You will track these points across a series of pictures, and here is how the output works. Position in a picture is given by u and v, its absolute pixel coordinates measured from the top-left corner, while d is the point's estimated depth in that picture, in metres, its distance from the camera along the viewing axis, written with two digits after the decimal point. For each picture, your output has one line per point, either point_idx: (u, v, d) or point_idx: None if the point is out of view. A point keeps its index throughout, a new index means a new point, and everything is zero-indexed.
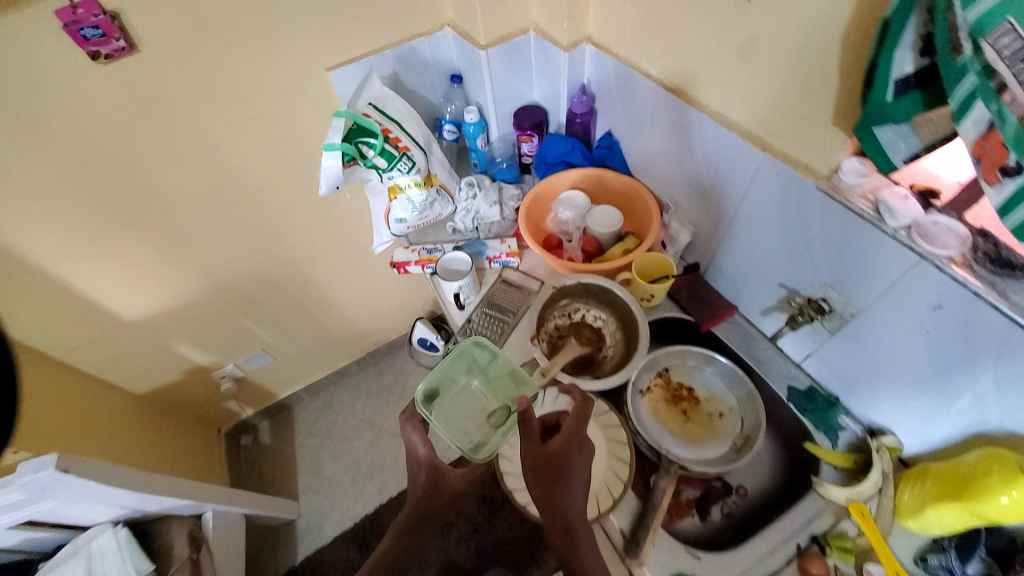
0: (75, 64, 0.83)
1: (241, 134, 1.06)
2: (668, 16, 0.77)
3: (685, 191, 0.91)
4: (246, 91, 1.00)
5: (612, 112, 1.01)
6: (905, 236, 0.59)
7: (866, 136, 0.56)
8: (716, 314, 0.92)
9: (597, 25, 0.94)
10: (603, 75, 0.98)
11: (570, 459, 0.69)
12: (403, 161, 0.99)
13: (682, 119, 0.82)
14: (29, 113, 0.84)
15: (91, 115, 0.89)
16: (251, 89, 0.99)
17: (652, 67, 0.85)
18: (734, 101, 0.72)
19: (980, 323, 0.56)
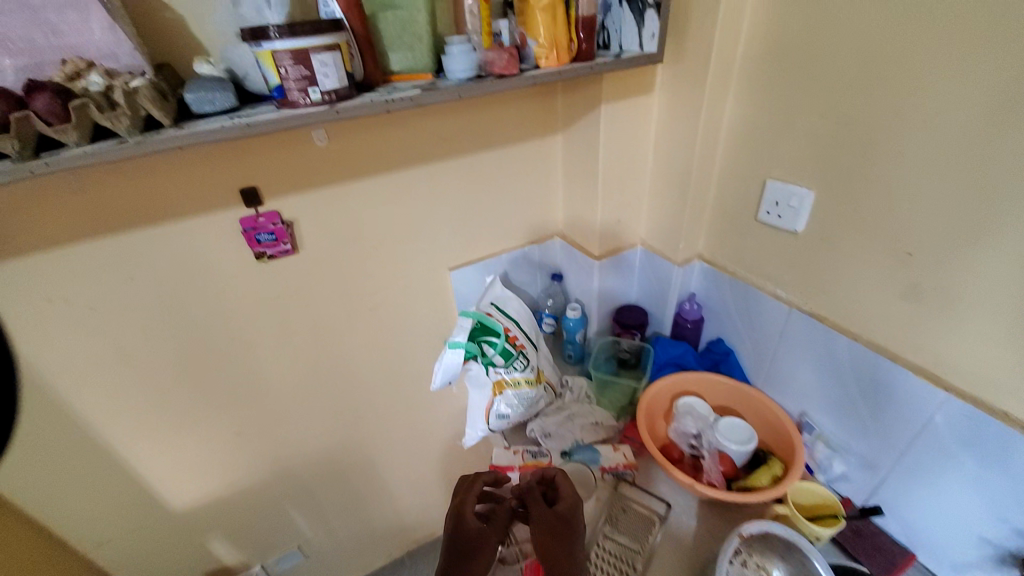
0: (235, 260, 0.86)
1: (360, 327, 1.05)
2: (800, 249, 0.83)
3: (829, 411, 0.86)
4: (376, 285, 1.03)
5: (727, 321, 1.02)
6: None
7: None
8: (897, 563, 0.78)
9: (708, 245, 1.02)
10: (715, 288, 1.02)
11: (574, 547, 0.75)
12: (520, 359, 0.98)
13: (827, 341, 0.82)
14: (185, 289, 0.86)
15: (242, 298, 0.91)
16: (384, 277, 1.03)
17: (778, 287, 0.89)
18: (902, 334, 0.73)
19: None
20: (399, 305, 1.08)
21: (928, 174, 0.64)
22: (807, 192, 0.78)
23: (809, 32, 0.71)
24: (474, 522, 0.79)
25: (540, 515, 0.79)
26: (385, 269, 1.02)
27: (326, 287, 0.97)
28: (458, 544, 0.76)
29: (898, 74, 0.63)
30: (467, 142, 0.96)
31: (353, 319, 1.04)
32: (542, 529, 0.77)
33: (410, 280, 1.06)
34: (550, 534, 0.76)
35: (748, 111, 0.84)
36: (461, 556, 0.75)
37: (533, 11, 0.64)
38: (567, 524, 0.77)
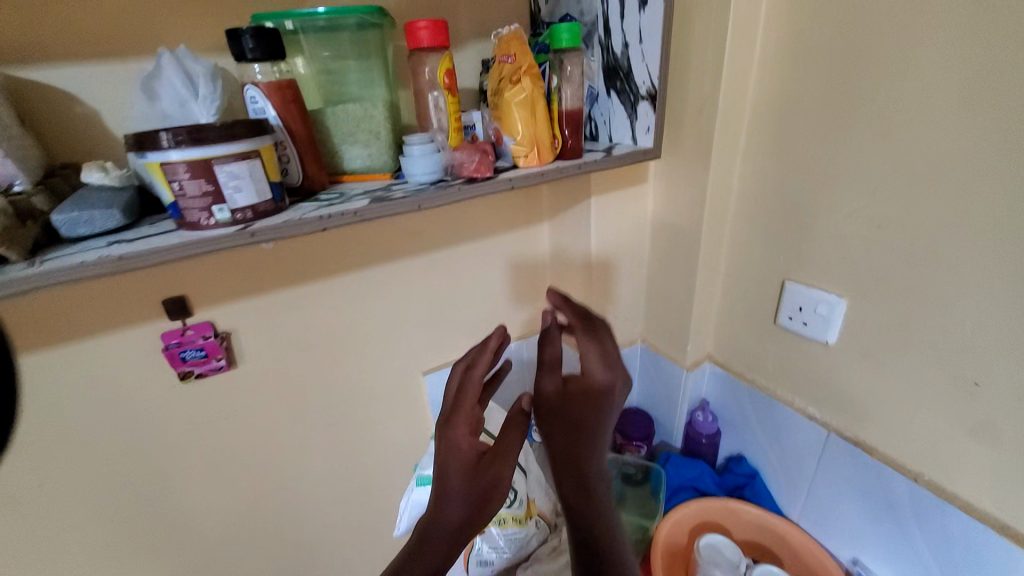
0: (151, 385, 0.69)
1: (312, 451, 0.87)
2: (836, 363, 0.70)
3: (890, 561, 0.70)
4: (332, 401, 0.86)
5: (747, 436, 0.87)
6: None
7: None
8: None
9: (718, 346, 0.88)
10: (731, 396, 0.88)
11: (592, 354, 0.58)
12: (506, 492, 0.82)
13: (876, 478, 0.69)
14: (79, 425, 0.67)
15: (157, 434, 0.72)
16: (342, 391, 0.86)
17: (810, 404, 0.75)
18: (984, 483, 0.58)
19: None
20: (358, 422, 0.90)
21: (997, 292, 0.53)
22: (837, 299, 0.67)
23: (823, 126, 0.63)
24: (471, 443, 0.52)
25: (541, 390, 0.55)
26: (344, 381, 0.86)
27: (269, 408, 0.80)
28: (442, 520, 0.47)
29: (940, 174, 0.54)
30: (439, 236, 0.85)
31: (302, 443, 0.85)
32: (550, 422, 0.52)
33: (374, 392, 0.90)
34: (562, 424, 0.51)
35: (755, 205, 0.75)
36: (461, 490, 0.48)
37: (509, 105, 0.54)
38: (592, 402, 0.53)
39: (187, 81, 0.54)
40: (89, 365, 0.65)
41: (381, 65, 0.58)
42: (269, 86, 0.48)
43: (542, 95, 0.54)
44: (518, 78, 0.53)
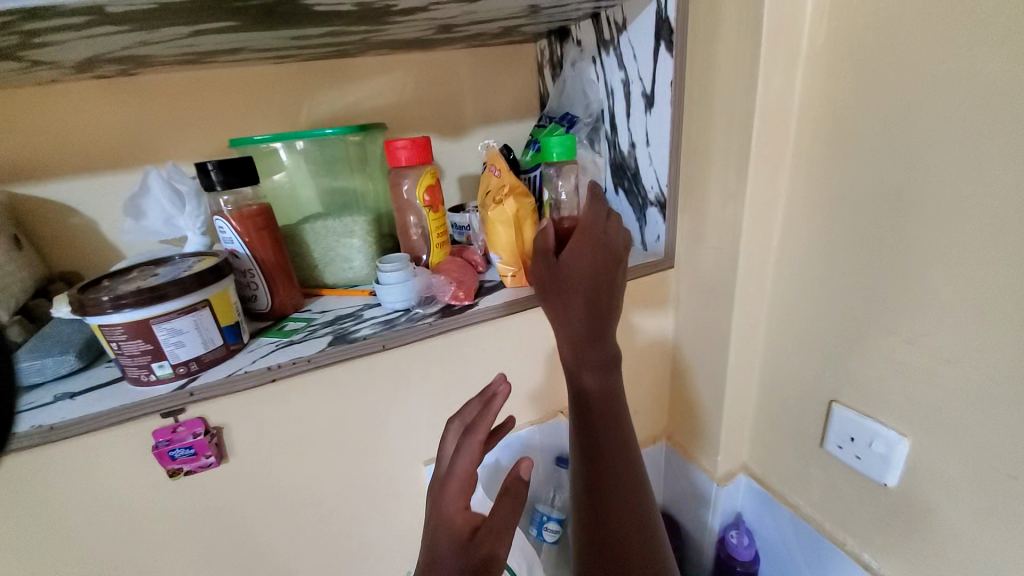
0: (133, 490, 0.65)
1: (303, 548, 0.81)
2: (899, 513, 0.57)
3: None
4: (326, 497, 0.80)
5: (791, 569, 0.73)
6: None
7: None
8: None
9: (755, 457, 0.76)
10: (770, 520, 0.75)
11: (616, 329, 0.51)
12: None
13: None
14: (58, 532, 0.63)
15: (139, 543, 0.68)
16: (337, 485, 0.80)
17: (868, 553, 0.62)
18: None
19: None
20: (353, 518, 0.84)
21: None
22: (898, 436, 0.55)
23: (876, 236, 0.52)
24: (465, 515, 0.48)
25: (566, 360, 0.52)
26: (339, 475, 0.80)
27: (259, 506, 0.75)
28: None
29: None
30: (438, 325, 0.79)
31: (292, 543, 0.80)
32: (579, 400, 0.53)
33: (369, 488, 0.83)
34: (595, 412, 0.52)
35: (792, 310, 0.63)
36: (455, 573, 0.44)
37: (493, 224, 0.49)
38: (614, 405, 0.53)
39: (176, 198, 0.53)
40: (68, 475, 0.61)
41: (369, 176, 0.58)
42: (237, 214, 0.45)
43: (529, 212, 0.49)
44: (500, 198, 0.48)
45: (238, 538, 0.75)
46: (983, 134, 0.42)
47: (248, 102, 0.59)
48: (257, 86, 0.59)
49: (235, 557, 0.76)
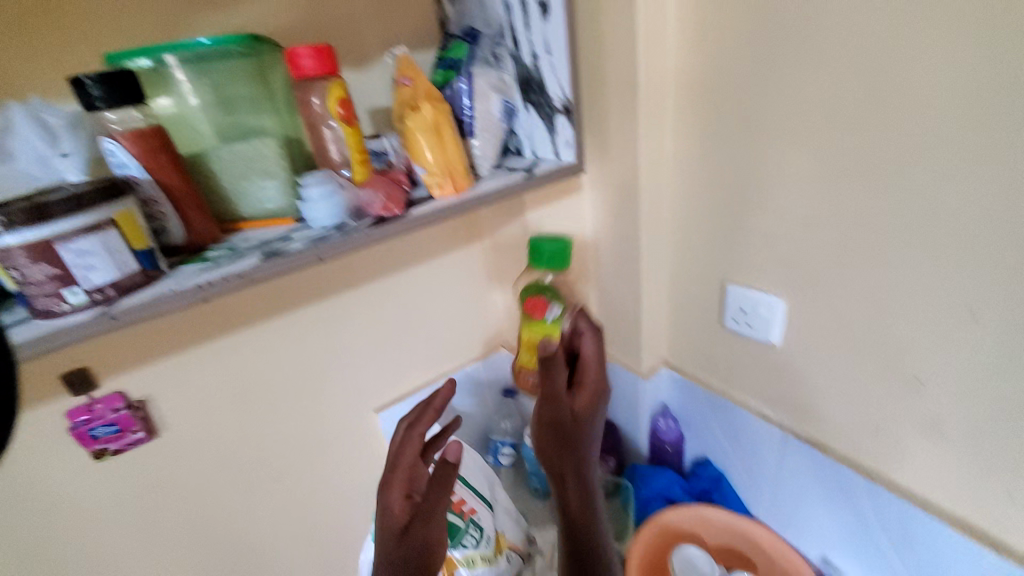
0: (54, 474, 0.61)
1: (260, 513, 0.79)
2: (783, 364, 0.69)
3: (851, 552, 0.70)
4: (276, 456, 0.78)
5: (710, 439, 0.85)
6: None
7: None
8: None
9: (673, 350, 0.86)
10: (690, 401, 0.86)
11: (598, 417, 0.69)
12: (470, 533, 0.77)
13: (835, 477, 0.67)
14: None
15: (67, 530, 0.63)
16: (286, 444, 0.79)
17: (764, 403, 0.74)
18: (942, 478, 0.58)
19: None
20: (308, 475, 0.83)
21: (926, 280, 0.51)
22: (776, 299, 0.66)
23: (742, 127, 0.61)
24: (402, 503, 0.57)
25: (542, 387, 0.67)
26: (286, 433, 0.78)
27: (202, 475, 0.72)
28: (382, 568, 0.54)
29: (860, 166, 0.52)
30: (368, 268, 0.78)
31: (246, 510, 0.77)
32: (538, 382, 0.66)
33: (320, 443, 0.83)
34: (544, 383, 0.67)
35: (688, 207, 0.72)
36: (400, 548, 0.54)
37: (413, 132, 0.51)
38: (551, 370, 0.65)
39: (48, 134, 0.48)
40: None
41: (276, 111, 0.55)
42: (129, 134, 0.42)
43: (447, 122, 0.52)
44: (416, 102, 0.50)
45: (186, 510, 0.72)
46: (807, 22, 0.51)
47: (122, 31, 0.54)
48: (125, 12, 0.54)
49: (186, 532, 0.73)
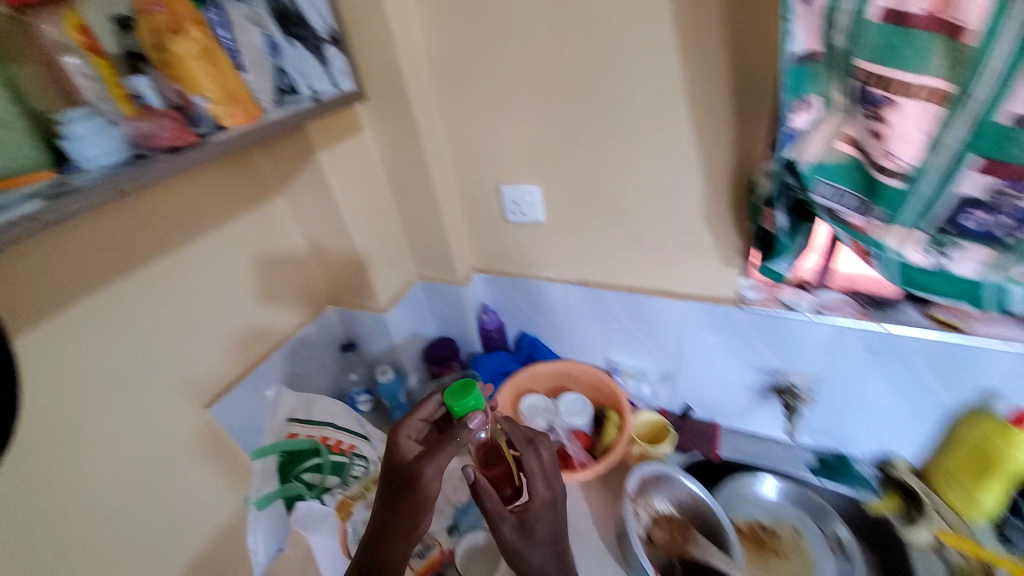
0: None
1: (91, 551, 0.68)
2: (550, 236, 0.93)
3: (623, 349, 1.00)
4: (90, 484, 0.67)
5: (522, 317, 1.08)
6: (820, 314, 0.77)
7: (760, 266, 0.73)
8: (711, 438, 0.94)
9: (477, 257, 1.04)
10: (500, 293, 1.06)
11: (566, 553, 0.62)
12: (356, 462, 0.82)
13: (598, 300, 0.96)
14: None
15: None
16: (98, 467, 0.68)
17: (547, 272, 0.99)
18: (649, 274, 0.88)
19: (908, 352, 0.73)
20: (142, 491, 0.73)
21: (609, 142, 0.77)
22: (533, 187, 0.88)
23: (473, 54, 0.78)
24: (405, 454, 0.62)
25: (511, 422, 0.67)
26: (94, 455, 0.67)
27: None
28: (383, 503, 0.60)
29: (555, 71, 0.74)
30: (146, 240, 0.71)
31: (66, 556, 0.65)
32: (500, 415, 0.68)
33: (147, 449, 0.73)
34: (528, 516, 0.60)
35: (455, 130, 0.88)
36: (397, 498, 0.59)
37: (181, 58, 0.54)
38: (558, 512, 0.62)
39: None
40: None
41: None
42: None
43: (215, 50, 0.56)
44: (182, 27, 0.54)
45: None
46: None
47: None
48: None
49: None
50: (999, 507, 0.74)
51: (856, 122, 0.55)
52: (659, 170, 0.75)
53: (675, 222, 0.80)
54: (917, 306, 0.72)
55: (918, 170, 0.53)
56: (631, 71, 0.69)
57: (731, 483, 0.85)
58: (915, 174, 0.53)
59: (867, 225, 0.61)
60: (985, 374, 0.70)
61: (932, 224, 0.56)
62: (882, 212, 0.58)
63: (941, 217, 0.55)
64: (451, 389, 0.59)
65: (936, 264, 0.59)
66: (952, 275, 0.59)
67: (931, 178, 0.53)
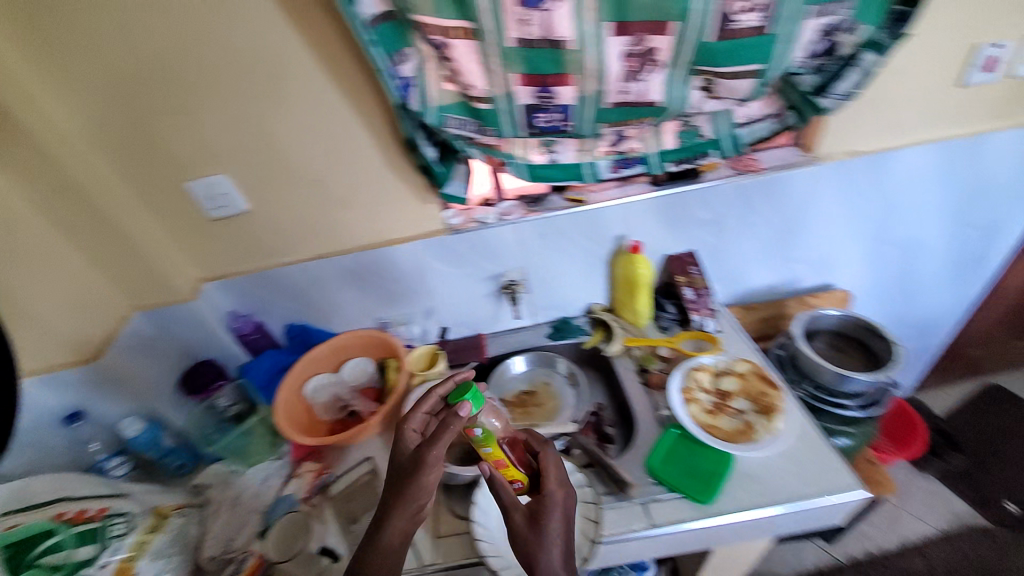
0: None
1: None
2: (264, 221, 0.94)
3: (383, 304, 1.08)
4: None
5: (277, 310, 1.06)
6: (503, 220, 0.98)
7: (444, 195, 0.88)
8: (478, 346, 1.12)
9: (202, 267, 0.99)
10: (244, 295, 1.03)
11: (555, 525, 0.68)
12: (116, 522, 0.77)
13: (338, 267, 1.01)
14: None
15: None
16: None
17: (282, 257, 1.00)
18: (368, 227, 0.97)
19: (564, 226, 1.00)
20: None
21: (270, 116, 0.82)
22: (219, 176, 0.88)
23: (87, 49, 0.74)
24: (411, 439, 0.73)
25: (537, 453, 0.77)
26: None
27: None
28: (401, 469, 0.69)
29: (186, 58, 0.75)
30: None
31: None
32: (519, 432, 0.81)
33: None
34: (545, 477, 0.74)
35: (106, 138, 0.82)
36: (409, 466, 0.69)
37: None
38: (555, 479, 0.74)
39: None
40: None
41: None
42: None
43: None
44: None
45: None
46: None
47: None
48: None
49: None
50: (648, 308, 1.08)
51: (438, 67, 0.73)
52: (326, 132, 0.85)
53: (365, 177, 0.90)
54: (557, 194, 1.01)
55: (490, 94, 0.72)
56: (258, 46, 0.75)
57: (494, 374, 1.05)
58: (490, 95, 0.72)
59: (492, 143, 0.83)
60: (609, 225, 1.02)
61: (522, 130, 0.78)
62: (492, 128, 0.78)
63: (523, 123, 0.77)
64: (467, 382, 0.72)
65: (548, 161, 0.90)
66: (564, 164, 0.91)
67: (500, 97, 0.72)
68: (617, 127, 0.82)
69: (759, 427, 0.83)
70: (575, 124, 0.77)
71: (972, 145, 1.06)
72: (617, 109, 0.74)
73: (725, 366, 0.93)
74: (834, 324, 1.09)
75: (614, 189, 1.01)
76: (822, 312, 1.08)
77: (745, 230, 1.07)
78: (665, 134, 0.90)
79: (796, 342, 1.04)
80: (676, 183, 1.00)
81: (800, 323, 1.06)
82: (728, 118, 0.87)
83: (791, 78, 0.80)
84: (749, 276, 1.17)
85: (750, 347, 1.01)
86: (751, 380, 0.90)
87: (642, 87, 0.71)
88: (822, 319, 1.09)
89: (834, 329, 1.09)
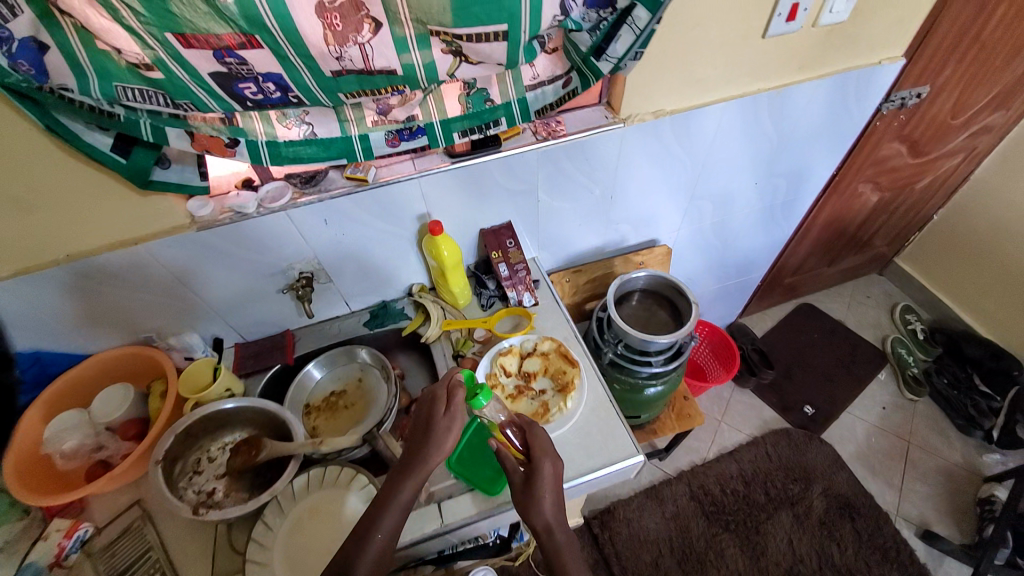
0: None
1: None
2: None
3: (144, 316, 0.88)
4: None
5: None
6: (265, 208, 0.80)
7: (159, 184, 0.72)
8: (281, 346, 0.98)
9: None
10: None
11: (547, 496, 0.69)
12: None
13: (58, 284, 0.79)
14: None
15: None
16: None
17: None
18: (84, 231, 0.75)
19: (348, 208, 0.85)
20: None
21: None
22: None
23: None
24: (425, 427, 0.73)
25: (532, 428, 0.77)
26: None
27: None
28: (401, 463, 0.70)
29: None
30: None
31: None
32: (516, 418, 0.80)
33: None
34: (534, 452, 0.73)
35: None
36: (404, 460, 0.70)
37: None
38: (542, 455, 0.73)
39: None
40: None
41: None
42: None
43: None
44: None
45: None
46: None
47: None
48: None
49: None
50: (465, 287, 1.01)
51: (56, 15, 0.51)
52: None
53: (44, 170, 0.67)
54: (335, 170, 0.84)
55: (158, 61, 0.55)
56: None
57: (296, 381, 0.97)
58: (159, 63, 0.55)
59: (207, 117, 0.65)
60: (406, 203, 0.89)
61: (235, 105, 0.62)
62: (192, 105, 0.61)
63: (231, 97, 0.60)
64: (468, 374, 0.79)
65: (303, 136, 0.72)
66: (324, 139, 0.74)
67: (170, 65, 0.55)
68: (362, 98, 0.65)
69: (554, 405, 0.87)
70: (302, 94, 0.62)
71: (774, 99, 1.01)
72: (348, 77, 0.60)
73: (528, 346, 0.94)
74: (645, 285, 1.14)
75: (407, 162, 0.87)
76: (634, 274, 1.11)
77: (561, 196, 1.01)
78: (447, 99, 0.76)
79: (609, 310, 1.06)
80: (475, 153, 0.87)
81: (613, 290, 1.08)
82: (514, 79, 0.75)
83: (571, 35, 0.69)
84: (574, 241, 1.15)
85: (565, 321, 1.01)
86: (550, 359, 0.93)
87: (366, 52, 0.58)
88: (636, 281, 1.12)
89: (648, 289, 1.14)
